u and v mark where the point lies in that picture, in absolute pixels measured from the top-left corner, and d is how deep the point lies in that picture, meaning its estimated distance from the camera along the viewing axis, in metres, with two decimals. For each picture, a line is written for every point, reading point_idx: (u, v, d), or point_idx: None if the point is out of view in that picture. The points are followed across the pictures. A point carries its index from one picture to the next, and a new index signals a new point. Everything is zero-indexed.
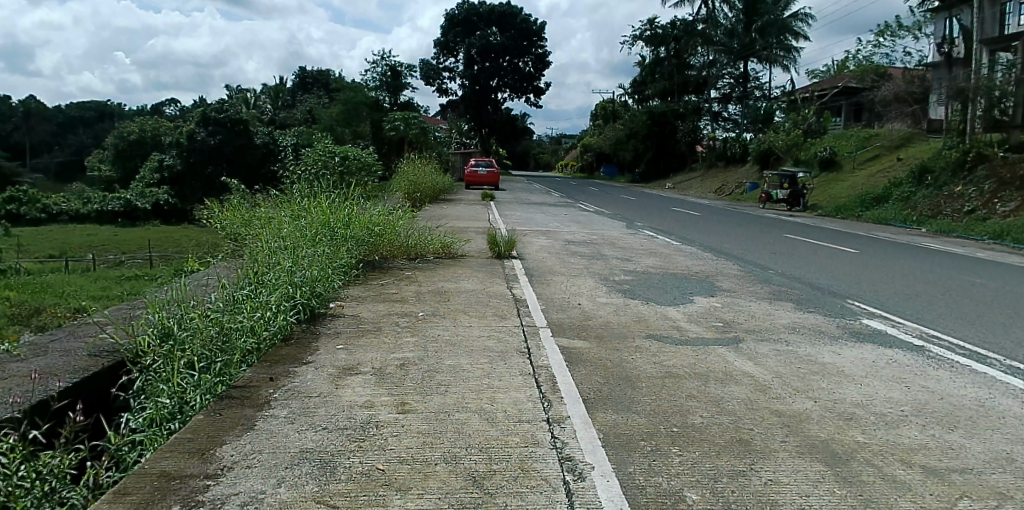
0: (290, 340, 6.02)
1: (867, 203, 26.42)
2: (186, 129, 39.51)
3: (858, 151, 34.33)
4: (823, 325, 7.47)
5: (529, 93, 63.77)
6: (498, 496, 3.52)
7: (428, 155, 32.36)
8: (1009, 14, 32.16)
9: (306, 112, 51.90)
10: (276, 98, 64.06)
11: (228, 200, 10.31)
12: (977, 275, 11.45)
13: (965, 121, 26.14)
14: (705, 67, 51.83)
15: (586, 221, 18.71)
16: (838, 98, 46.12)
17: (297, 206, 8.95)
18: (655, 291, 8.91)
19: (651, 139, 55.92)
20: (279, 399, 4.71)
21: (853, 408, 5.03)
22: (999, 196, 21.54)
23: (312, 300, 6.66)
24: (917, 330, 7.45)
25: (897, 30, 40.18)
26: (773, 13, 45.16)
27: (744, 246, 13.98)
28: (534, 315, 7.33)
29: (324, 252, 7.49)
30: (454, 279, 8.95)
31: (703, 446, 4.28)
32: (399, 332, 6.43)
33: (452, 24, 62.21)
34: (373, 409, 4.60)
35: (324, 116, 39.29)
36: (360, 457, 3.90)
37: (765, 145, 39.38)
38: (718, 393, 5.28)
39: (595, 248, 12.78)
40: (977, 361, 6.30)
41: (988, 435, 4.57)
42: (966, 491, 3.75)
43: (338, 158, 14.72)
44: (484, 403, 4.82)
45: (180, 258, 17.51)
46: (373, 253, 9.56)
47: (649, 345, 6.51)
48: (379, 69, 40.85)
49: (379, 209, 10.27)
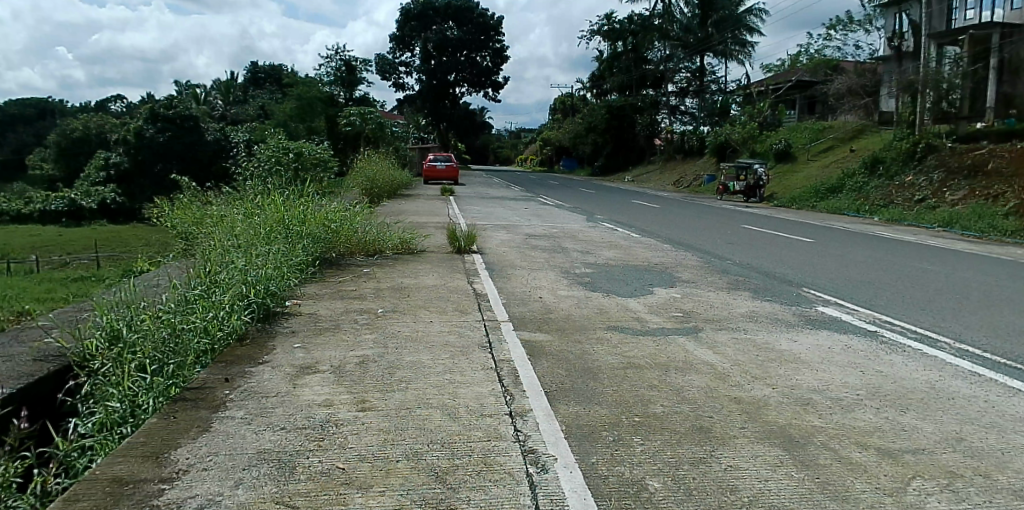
0: (245, 339, 5.87)
1: (821, 193, 27.02)
2: (132, 125, 38.25)
3: (811, 144, 35.09)
4: (780, 313, 7.60)
5: (487, 88, 63.64)
6: (460, 491, 3.50)
7: (384, 151, 32.00)
8: (955, 8, 32.82)
9: (259, 108, 50.95)
10: (227, 93, 62.72)
11: (179, 198, 10.06)
12: (928, 262, 11.75)
13: (914, 113, 27.01)
14: (662, 61, 52.20)
15: (546, 215, 18.66)
16: (792, 92, 47.00)
17: (250, 203, 8.78)
18: (616, 283, 8.97)
19: (609, 134, 56.56)
20: (235, 400, 4.60)
21: (810, 393, 5.11)
22: (948, 185, 22.22)
23: (267, 300, 6.52)
24: (870, 316, 7.64)
25: (848, 24, 41.00)
26: (727, 8, 45.98)
27: (704, 237, 14.14)
28: (496, 310, 7.30)
29: (279, 250, 7.36)
30: (414, 274, 8.91)
31: (665, 434, 4.32)
32: (358, 330, 6.34)
33: (408, 18, 61.65)
34: (332, 408, 4.53)
35: (277, 111, 38.48)
36: (319, 457, 3.83)
37: (722, 138, 39.92)
38: (678, 382, 5.33)
39: (556, 242, 12.83)
40: (927, 344, 6.49)
41: (939, 415, 4.71)
42: (919, 471, 3.85)
43: (292, 154, 14.31)
44: (446, 398, 4.79)
45: (126, 258, 17.03)
46: (330, 249, 9.40)
47: (610, 336, 6.56)
48: (333, 63, 40.35)
49: (336, 204, 10.12)
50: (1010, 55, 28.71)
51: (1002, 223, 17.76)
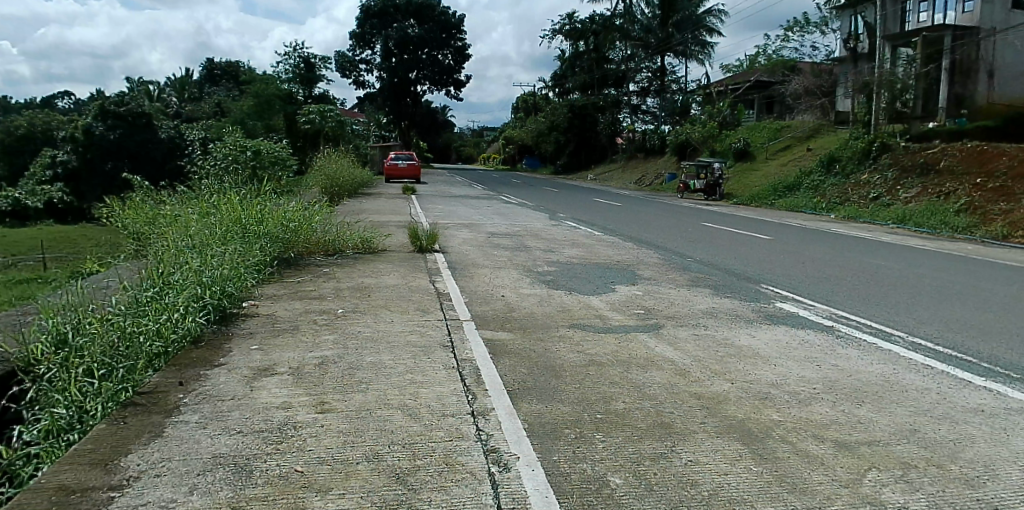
0: (200, 342, 5.73)
1: (779, 191, 27.51)
2: (79, 123, 36.97)
3: (770, 143, 35.74)
4: (739, 309, 7.72)
5: (449, 86, 63.44)
6: (422, 491, 3.47)
7: (341, 148, 31.63)
8: (908, 11, 33.71)
9: (214, 105, 49.95)
10: (182, 90, 61.38)
11: (129, 198, 9.79)
12: (882, 258, 12.04)
13: (868, 113, 27.79)
14: (624, 60, 52.85)
15: (509, 213, 18.70)
16: (751, 92, 47.83)
17: (205, 203, 8.62)
18: (579, 281, 9.01)
19: (572, 132, 56.37)
20: (189, 404, 4.49)
21: (768, 388, 5.20)
22: (901, 184, 22.82)
23: (223, 301, 6.38)
24: (827, 311, 7.80)
25: (805, 26, 41.86)
26: (687, 9, 46.47)
27: (665, 235, 14.30)
28: (458, 309, 7.26)
29: (235, 250, 7.23)
30: (375, 274, 8.84)
31: (627, 430, 4.34)
32: (318, 330, 6.26)
33: (368, 15, 60.99)
34: (291, 410, 4.45)
35: (233, 109, 37.70)
36: (277, 459, 3.77)
37: (682, 136, 40.38)
38: (640, 378, 5.37)
39: (518, 240, 12.84)
40: (882, 338, 6.66)
41: (894, 408, 4.82)
42: (874, 462, 3.94)
43: (249, 153, 14.04)
44: (407, 399, 4.74)
45: (72, 259, 16.53)
46: (288, 249, 9.25)
47: (572, 334, 6.58)
48: (292, 60, 39.46)
49: (294, 203, 9.95)
50: (961, 57, 29.52)
51: (953, 220, 18.33)
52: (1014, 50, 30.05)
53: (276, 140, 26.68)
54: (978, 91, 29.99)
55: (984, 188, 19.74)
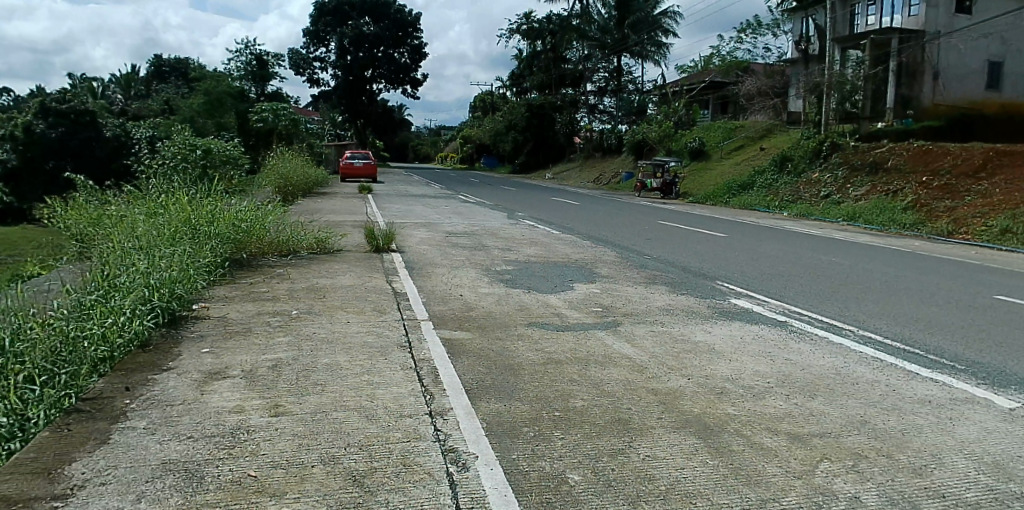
0: (148, 346, 5.57)
1: (734, 190, 27.98)
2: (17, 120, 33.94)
3: (723, 142, 36.37)
4: (696, 306, 7.84)
5: (406, 84, 62.94)
6: (379, 493, 3.43)
7: (295, 147, 31.16)
8: (857, 15, 34.76)
9: (163, 103, 48.69)
10: (128, 87, 59.73)
11: (73, 199, 9.49)
12: (832, 254, 12.36)
13: (819, 113, 28.54)
14: (581, 61, 53.42)
15: (466, 212, 18.66)
16: (706, 93, 48.63)
17: (152, 203, 8.42)
18: (538, 280, 9.05)
19: (530, 131, 56.59)
20: (137, 409, 4.37)
21: (724, 383, 5.28)
22: (852, 182, 23.47)
23: (172, 303, 6.21)
24: (780, 306, 7.97)
25: (758, 28, 42.78)
26: (643, 10, 47.03)
27: (622, 233, 14.43)
28: (415, 309, 7.21)
29: (185, 252, 7.06)
30: (330, 273, 8.73)
31: (584, 427, 4.36)
32: (271, 332, 6.14)
33: (322, 13, 60.32)
34: (243, 414, 4.36)
35: (182, 106, 36.73)
36: (230, 465, 3.68)
37: (639, 136, 40.81)
38: (599, 375, 5.41)
39: (476, 239, 12.82)
40: (833, 332, 6.84)
41: (845, 401, 4.93)
42: (826, 454, 4.02)
43: (198, 151, 13.71)
44: (363, 400, 4.68)
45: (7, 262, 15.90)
46: (239, 250, 9.03)
47: (530, 332, 6.59)
48: (243, 58, 38.61)
49: (246, 203, 9.76)
50: (907, 59, 30.50)
51: (901, 217, 18.91)
52: (958, 53, 30.90)
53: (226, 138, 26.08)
54: (923, 93, 30.87)
55: (929, 186, 20.41)
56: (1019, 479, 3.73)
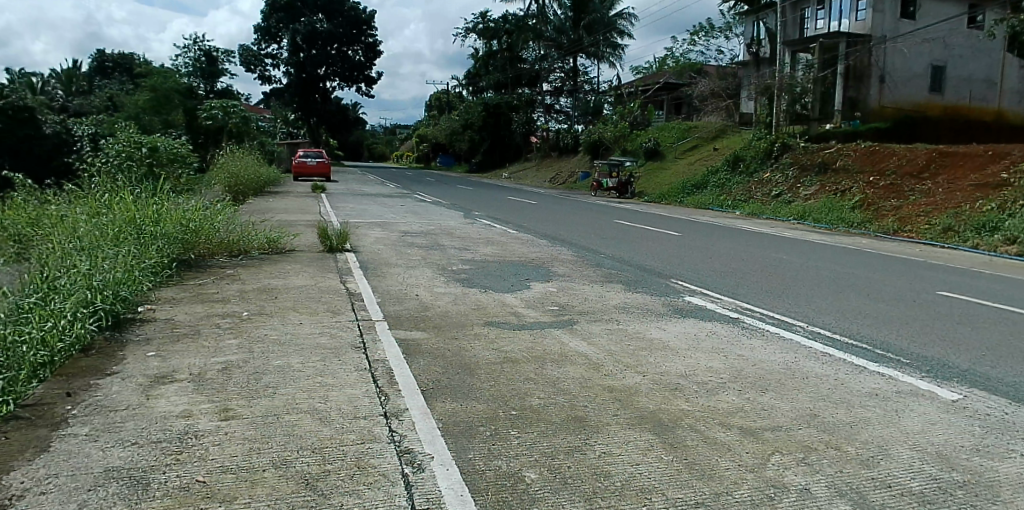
0: (91, 350, 5.39)
1: (688, 189, 28.42)
2: None
3: (678, 142, 36.91)
4: (651, 304, 7.94)
5: (360, 82, 62.34)
6: (333, 496, 3.38)
7: (245, 145, 30.56)
8: (807, 18, 35.64)
9: (106, 99, 47.27)
10: (70, 83, 57.91)
11: (8, 198, 9.13)
12: (782, 252, 12.64)
13: (770, 114, 29.13)
14: (537, 61, 53.57)
15: (422, 212, 18.54)
16: (660, 94, 49.30)
17: (95, 203, 8.16)
18: (494, 279, 9.04)
19: (486, 131, 56.60)
20: (79, 415, 4.22)
21: (678, 379, 5.35)
22: (801, 181, 24.08)
23: (116, 306, 6.03)
24: (733, 304, 8.11)
25: (711, 31, 43.55)
26: (598, 11, 47.45)
27: (578, 232, 14.51)
28: (370, 309, 7.13)
29: (128, 253, 6.87)
30: (282, 275, 8.56)
31: (541, 426, 4.37)
32: (220, 335, 5.99)
33: (274, 10, 59.26)
34: (191, 419, 4.25)
35: (126, 102, 35.70)
36: (177, 470, 3.59)
37: (595, 136, 41.14)
38: (554, 374, 5.43)
39: (432, 239, 12.71)
40: (784, 328, 7.01)
41: (795, 395, 5.05)
42: (777, 447, 4.11)
43: (144, 149, 13.36)
44: (316, 402, 4.61)
45: None
46: (188, 251, 8.80)
47: (487, 332, 6.58)
48: (192, 53, 37.80)
49: (194, 203, 9.52)
50: (854, 62, 31.38)
51: (849, 215, 19.47)
52: (903, 56, 31.80)
53: (174, 135, 25.44)
54: (870, 96, 31.71)
55: (876, 186, 21.04)
56: (961, 467, 3.87)
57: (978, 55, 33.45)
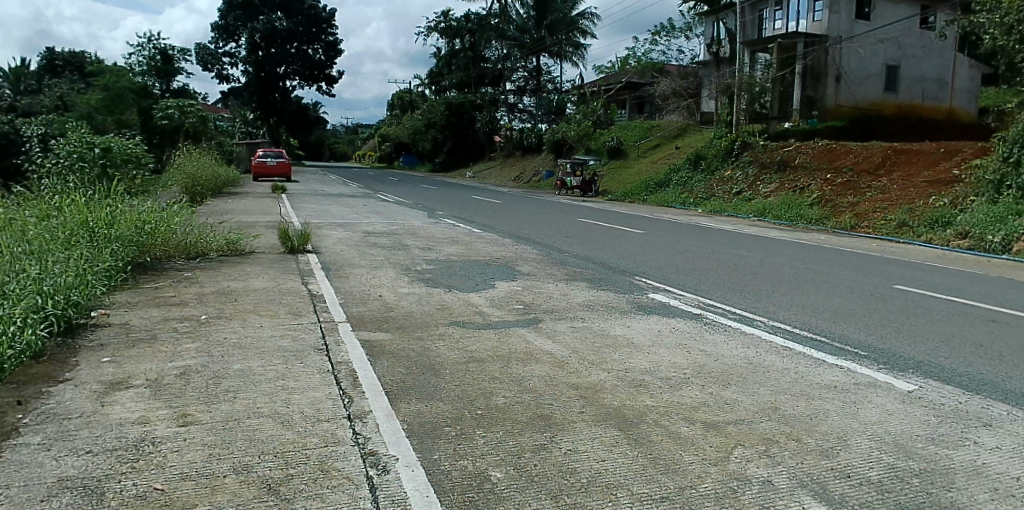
0: (41, 356, 5.22)
1: (651, 187, 28.69)
2: None
3: (641, 141, 37.28)
4: (615, 301, 8.00)
5: (321, 81, 61.64)
6: (296, 500, 3.34)
7: (202, 145, 29.96)
8: (765, 19, 36.27)
9: (56, 98, 45.92)
10: (18, 82, 56.11)
11: None
12: (743, 248, 12.85)
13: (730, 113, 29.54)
14: (500, 60, 53.62)
15: (385, 212, 18.39)
16: (623, 93, 49.71)
17: (45, 206, 7.91)
18: (458, 279, 9.00)
19: (449, 131, 56.84)
20: (30, 424, 4.09)
21: (643, 375, 5.40)
22: (761, 179, 24.52)
23: (68, 311, 5.86)
24: (695, 300, 8.23)
25: (672, 31, 44.04)
26: (561, 10, 47.51)
27: (542, 230, 14.56)
28: (333, 310, 7.06)
29: (80, 257, 6.68)
30: (242, 277, 8.39)
31: (507, 425, 4.38)
32: (178, 339, 5.85)
33: (232, 7, 58.21)
34: (149, 425, 4.15)
35: (77, 101, 34.73)
36: (134, 478, 3.50)
37: (559, 135, 41.31)
38: (519, 372, 5.44)
39: (396, 239, 12.61)
40: (745, 323, 7.14)
41: (756, 388, 5.13)
42: (739, 440, 4.19)
43: (97, 150, 13.01)
44: (278, 406, 4.55)
45: None
46: (143, 253, 8.60)
47: (451, 332, 6.55)
48: (146, 51, 36.93)
49: (149, 204, 9.30)
50: (811, 62, 32.03)
51: (808, 212, 19.86)
52: (858, 56, 32.57)
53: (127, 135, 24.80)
54: (827, 95, 32.40)
55: (834, 183, 21.52)
56: (916, 456, 3.98)
57: (929, 55, 34.45)
